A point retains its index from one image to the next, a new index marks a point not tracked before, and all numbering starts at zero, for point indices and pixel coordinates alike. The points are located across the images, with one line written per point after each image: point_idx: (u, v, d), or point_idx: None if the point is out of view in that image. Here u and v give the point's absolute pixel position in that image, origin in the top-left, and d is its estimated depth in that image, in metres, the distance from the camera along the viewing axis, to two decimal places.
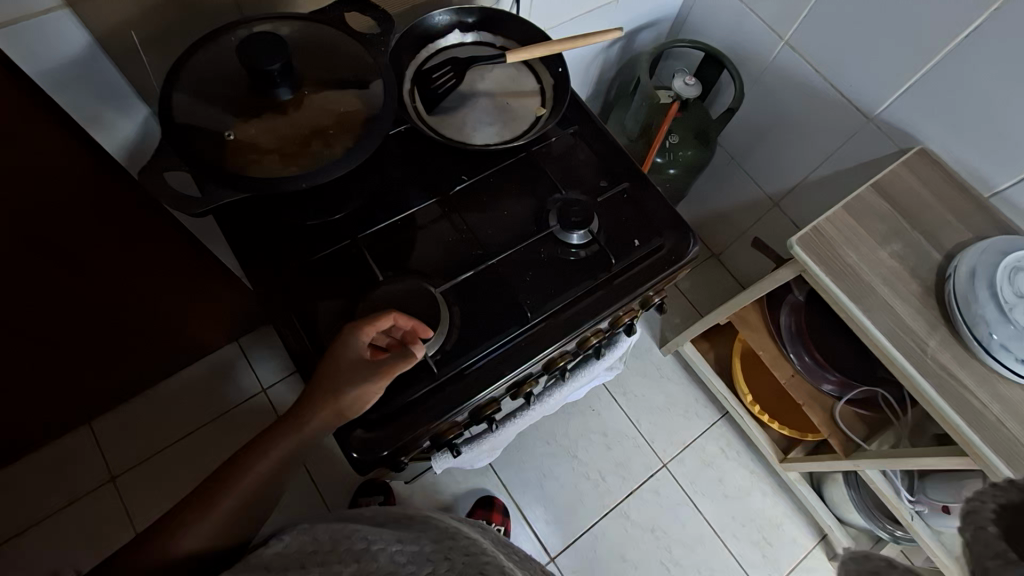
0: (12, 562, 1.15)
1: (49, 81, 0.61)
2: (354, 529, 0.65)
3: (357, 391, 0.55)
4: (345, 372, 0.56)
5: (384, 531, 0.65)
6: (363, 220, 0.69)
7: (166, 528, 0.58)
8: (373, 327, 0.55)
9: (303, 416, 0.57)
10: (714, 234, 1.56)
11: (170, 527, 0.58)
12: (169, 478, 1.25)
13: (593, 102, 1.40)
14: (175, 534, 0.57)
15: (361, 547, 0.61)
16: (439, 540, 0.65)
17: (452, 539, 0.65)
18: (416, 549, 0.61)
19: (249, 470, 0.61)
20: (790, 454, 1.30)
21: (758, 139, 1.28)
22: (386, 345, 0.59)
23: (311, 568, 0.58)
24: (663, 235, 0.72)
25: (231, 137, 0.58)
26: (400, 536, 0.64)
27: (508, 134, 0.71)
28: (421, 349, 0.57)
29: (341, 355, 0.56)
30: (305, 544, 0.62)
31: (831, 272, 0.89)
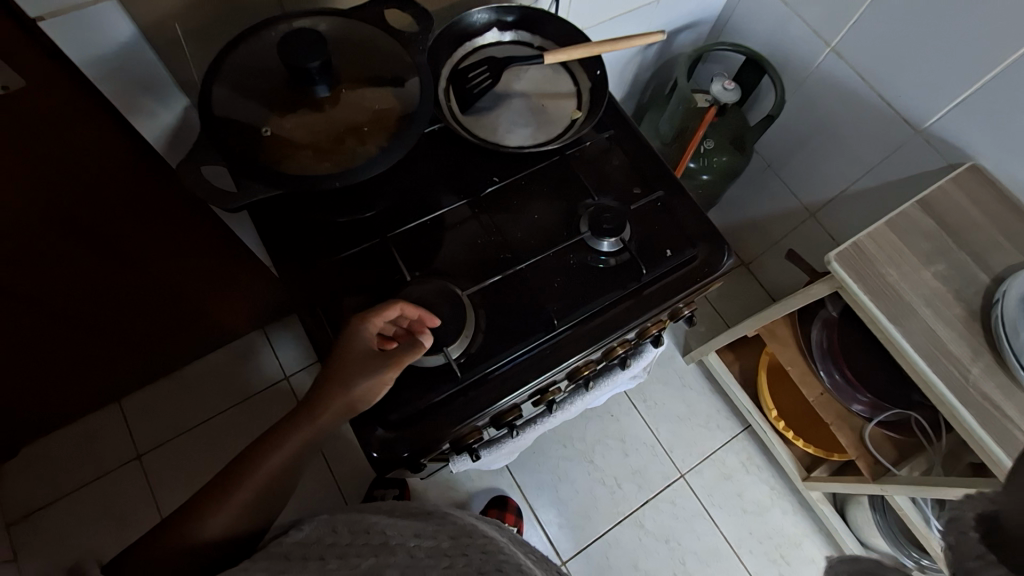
0: (44, 530, 1.19)
1: (102, 79, 0.63)
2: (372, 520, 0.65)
3: (368, 383, 0.55)
4: (355, 365, 0.55)
5: (403, 523, 0.66)
6: (393, 218, 0.69)
7: (183, 520, 0.58)
8: (379, 317, 0.56)
9: (317, 411, 0.57)
10: (746, 243, 1.52)
11: (190, 518, 0.58)
12: (194, 459, 1.28)
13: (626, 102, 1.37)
14: (194, 525, 0.58)
15: (380, 540, 0.62)
16: (456, 537, 0.64)
17: (470, 538, 0.65)
18: (432, 544, 0.62)
19: (264, 465, 0.61)
20: (814, 473, 1.26)
21: (797, 147, 1.25)
22: (393, 334, 0.59)
23: (329, 562, 0.58)
24: (695, 246, 0.70)
25: (267, 133, 0.58)
26: (419, 531, 0.64)
27: (542, 137, 0.70)
28: (430, 340, 0.58)
29: (351, 344, 0.56)
30: (323, 534, 0.63)
31: (868, 289, 0.85)
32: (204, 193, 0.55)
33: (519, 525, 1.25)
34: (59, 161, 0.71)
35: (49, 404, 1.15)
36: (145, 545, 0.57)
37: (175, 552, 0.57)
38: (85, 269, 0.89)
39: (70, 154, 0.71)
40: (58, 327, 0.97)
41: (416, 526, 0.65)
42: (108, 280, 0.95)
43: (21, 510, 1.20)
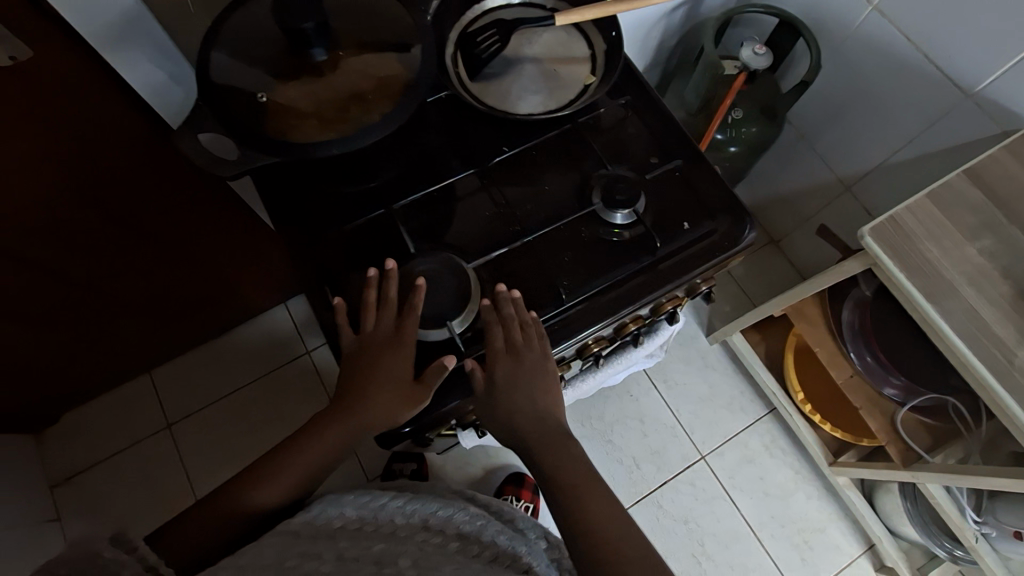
0: (83, 492, 1.25)
1: (111, 53, 0.64)
2: (380, 508, 0.64)
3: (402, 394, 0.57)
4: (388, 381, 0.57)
5: (412, 511, 0.65)
6: (398, 189, 0.66)
7: (218, 497, 0.59)
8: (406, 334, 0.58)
9: (355, 412, 0.58)
10: (775, 219, 1.46)
11: (224, 497, 0.58)
12: (221, 429, 1.32)
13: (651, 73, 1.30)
14: (229, 498, 0.58)
15: (390, 532, 0.61)
16: (464, 539, 0.62)
17: (477, 545, 0.61)
18: (439, 542, 0.60)
19: (297, 457, 0.61)
20: (841, 458, 1.22)
21: (834, 116, 1.17)
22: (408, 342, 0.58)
23: (338, 540, 0.56)
24: (714, 219, 0.67)
25: (264, 99, 0.57)
26: (427, 522, 0.63)
27: (553, 104, 0.67)
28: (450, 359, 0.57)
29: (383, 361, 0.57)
30: (332, 518, 0.60)
31: (905, 266, 0.80)
32: (204, 162, 0.54)
33: (535, 502, 1.25)
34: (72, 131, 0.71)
35: (82, 373, 1.20)
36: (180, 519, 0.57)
37: (208, 529, 0.56)
38: (106, 241, 0.91)
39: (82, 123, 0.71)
40: (80, 296, 0.99)
41: (424, 513, 0.65)
42: (127, 252, 0.96)
43: (63, 473, 1.27)
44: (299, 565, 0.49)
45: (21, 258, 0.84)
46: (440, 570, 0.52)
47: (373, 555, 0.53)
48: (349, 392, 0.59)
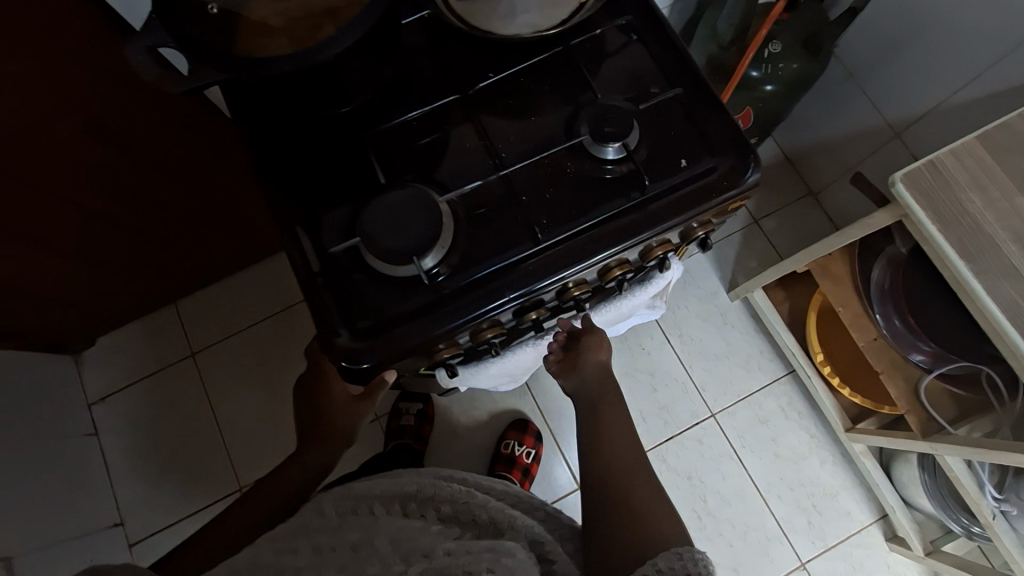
0: (119, 410, 1.34)
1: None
2: (362, 497, 0.58)
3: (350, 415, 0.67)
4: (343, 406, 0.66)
5: (394, 492, 0.59)
6: (373, 115, 0.63)
7: (225, 521, 0.66)
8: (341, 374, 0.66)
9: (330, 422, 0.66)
10: (815, 169, 1.35)
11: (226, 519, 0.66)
12: (239, 363, 1.37)
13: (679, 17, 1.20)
14: (239, 509, 0.67)
15: (369, 519, 0.55)
16: (447, 522, 0.57)
17: (460, 527, 0.56)
18: (422, 526, 0.55)
19: (288, 470, 0.68)
20: (860, 425, 1.16)
21: (894, 50, 1.06)
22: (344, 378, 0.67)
23: (317, 533, 0.53)
24: (717, 156, 0.61)
25: (214, 10, 0.52)
26: (407, 506, 0.58)
27: (544, 24, 0.60)
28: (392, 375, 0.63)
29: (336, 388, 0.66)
30: (309, 519, 0.55)
31: (939, 218, 0.71)
32: (155, 79, 0.51)
33: (537, 448, 1.27)
34: (49, 35, 0.71)
35: (110, 301, 1.26)
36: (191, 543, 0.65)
37: (218, 544, 0.64)
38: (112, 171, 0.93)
39: (58, 28, 0.71)
40: (88, 220, 1.01)
41: (402, 493, 0.59)
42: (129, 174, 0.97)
43: (99, 392, 1.35)
44: (275, 562, 0.50)
45: (19, 178, 0.85)
46: (419, 540, 0.51)
47: (351, 541, 0.51)
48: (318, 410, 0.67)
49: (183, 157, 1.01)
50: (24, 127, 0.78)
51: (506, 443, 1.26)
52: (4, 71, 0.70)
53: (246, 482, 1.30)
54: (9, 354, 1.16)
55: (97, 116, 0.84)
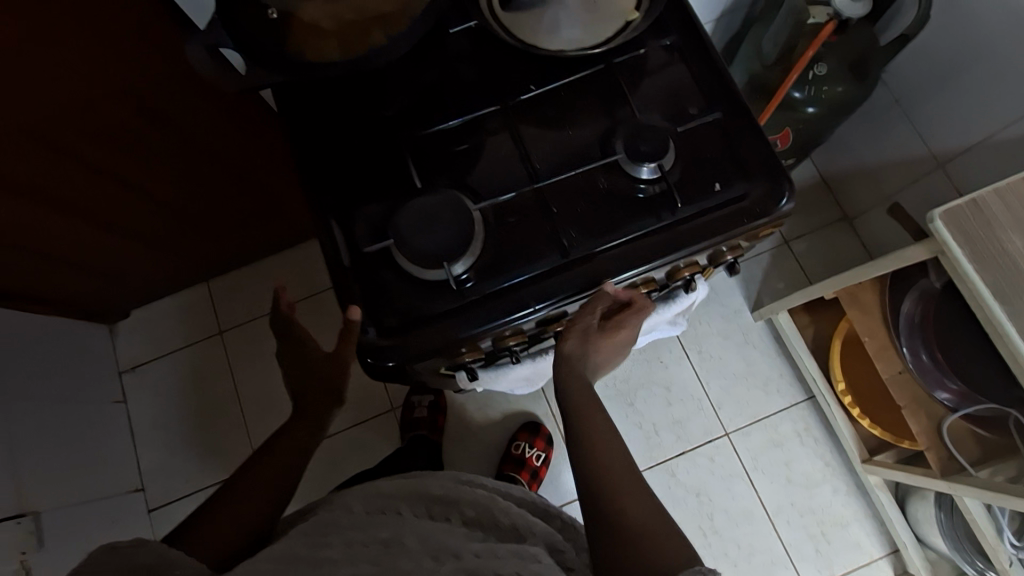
0: (148, 381, 1.40)
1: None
2: (390, 497, 0.59)
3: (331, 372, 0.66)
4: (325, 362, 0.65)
5: (419, 494, 0.59)
6: (414, 120, 0.65)
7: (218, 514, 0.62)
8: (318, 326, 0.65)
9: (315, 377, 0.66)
10: (852, 193, 1.32)
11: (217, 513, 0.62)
12: (264, 345, 1.41)
13: (721, 34, 1.19)
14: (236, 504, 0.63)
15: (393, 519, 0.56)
16: (471, 526, 0.58)
17: (485, 530, 0.57)
18: (447, 528, 0.56)
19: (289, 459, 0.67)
20: (877, 457, 1.15)
21: (945, 80, 1.03)
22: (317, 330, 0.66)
23: (346, 530, 0.54)
24: (750, 181, 0.60)
25: (273, 15, 0.55)
26: (433, 509, 0.58)
27: (589, 40, 0.62)
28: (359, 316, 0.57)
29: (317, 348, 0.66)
30: (334, 516, 0.56)
31: (977, 258, 0.70)
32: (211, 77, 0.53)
33: (548, 451, 1.28)
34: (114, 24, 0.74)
35: (147, 275, 1.31)
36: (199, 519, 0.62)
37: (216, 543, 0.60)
38: None
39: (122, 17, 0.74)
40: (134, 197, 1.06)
41: (425, 496, 0.59)
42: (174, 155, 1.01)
43: (130, 361, 1.41)
44: (307, 557, 0.50)
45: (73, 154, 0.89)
46: (444, 543, 0.52)
47: (382, 539, 0.52)
48: (313, 370, 0.66)
49: (228, 143, 1.04)
50: (81, 106, 0.82)
51: (517, 444, 1.28)
52: (69, 55, 0.74)
53: None
54: (50, 318, 1.22)
55: (144, 100, 0.87)
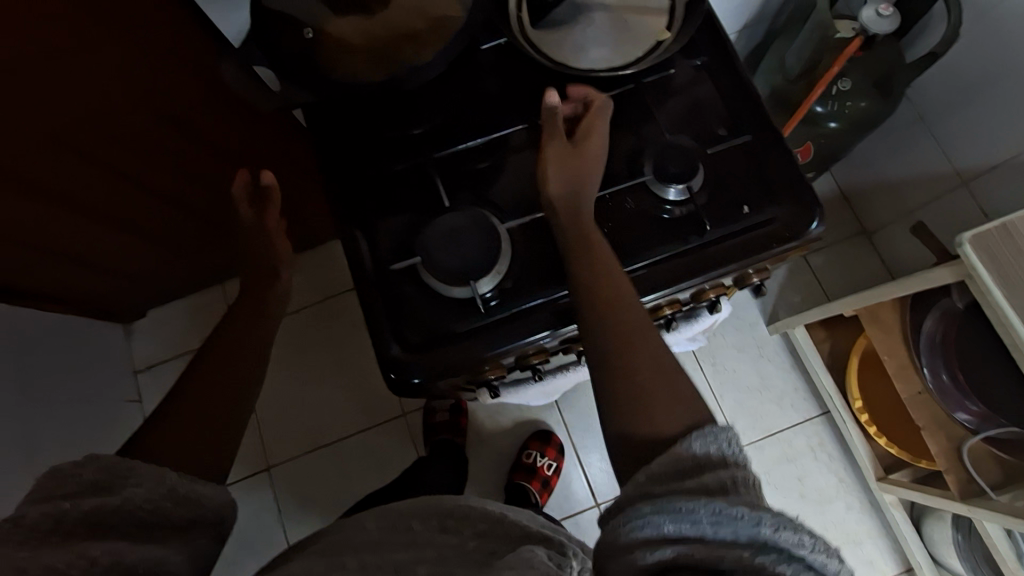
0: (163, 381, 1.41)
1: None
2: (403, 514, 0.58)
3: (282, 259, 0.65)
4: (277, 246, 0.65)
5: (432, 510, 0.58)
6: (441, 138, 0.65)
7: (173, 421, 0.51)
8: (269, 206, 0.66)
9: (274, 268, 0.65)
10: (871, 208, 1.31)
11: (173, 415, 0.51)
12: (277, 348, 1.41)
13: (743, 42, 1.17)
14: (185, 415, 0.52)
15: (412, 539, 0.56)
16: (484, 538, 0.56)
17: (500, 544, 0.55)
18: (458, 543, 0.54)
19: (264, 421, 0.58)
20: (892, 475, 1.14)
21: (970, 97, 1.02)
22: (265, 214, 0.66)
23: (365, 549, 0.54)
24: (778, 205, 0.60)
25: (310, 35, 0.57)
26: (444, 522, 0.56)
27: (618, 61, 0.62)
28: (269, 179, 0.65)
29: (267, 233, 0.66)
30: (354, 534, 0.56)
31: (1005, 283, 0.69)
32: None
33: (558, 461, 1.28)
34: None
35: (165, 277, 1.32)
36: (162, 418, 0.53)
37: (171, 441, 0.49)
38: None
39: None
40: (156, 202, 1.07)
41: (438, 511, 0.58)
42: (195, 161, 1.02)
43: (145, 361, 1.42)
44: None
45: (97, 160, 0.90)
46: (464, 565, 0.51)
47: (396, 562, 0.51)
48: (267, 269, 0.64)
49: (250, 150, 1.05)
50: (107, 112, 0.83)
51: (528, 453, 1.28)
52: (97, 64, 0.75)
53: (274, 464, 1.35)
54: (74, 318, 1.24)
55: (165, 101, 0.88)
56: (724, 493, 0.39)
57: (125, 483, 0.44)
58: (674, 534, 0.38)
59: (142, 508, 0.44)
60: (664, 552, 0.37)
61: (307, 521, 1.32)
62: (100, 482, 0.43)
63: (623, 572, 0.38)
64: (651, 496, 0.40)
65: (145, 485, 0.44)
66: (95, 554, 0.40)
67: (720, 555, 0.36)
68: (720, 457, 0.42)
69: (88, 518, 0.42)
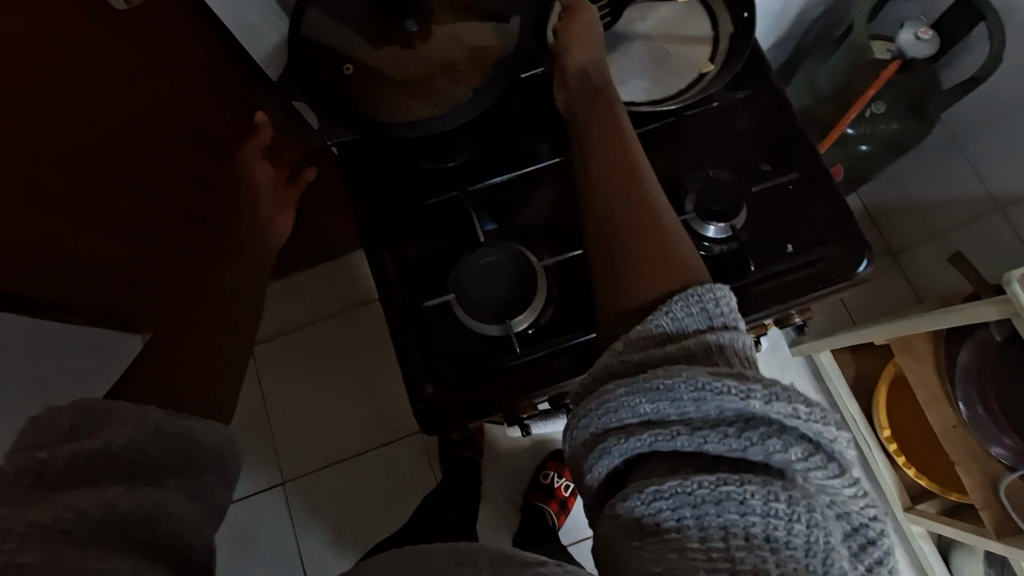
0: None
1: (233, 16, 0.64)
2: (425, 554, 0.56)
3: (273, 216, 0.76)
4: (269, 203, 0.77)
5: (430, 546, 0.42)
6: (477, 170, 0.65)
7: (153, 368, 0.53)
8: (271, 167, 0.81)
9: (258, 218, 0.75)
10: (901, 229, 1.27)
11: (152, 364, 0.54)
12: (293, 361, 1.40)
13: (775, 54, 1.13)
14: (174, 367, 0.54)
15: None
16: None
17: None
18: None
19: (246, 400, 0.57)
20: (921, 506, 1.11)
21: (1009, 120, 1.00)
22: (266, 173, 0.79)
23: None
24: (823, 244, 0.58)
25: (348, 71, 0.58)
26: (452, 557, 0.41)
27: (658, 94, 0.62)
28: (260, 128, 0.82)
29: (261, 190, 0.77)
30: None
31: None
32: None
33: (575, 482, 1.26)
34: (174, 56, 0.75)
35: None
36: (158, 363, 0.54)
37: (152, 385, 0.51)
38: None
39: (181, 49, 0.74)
40: None
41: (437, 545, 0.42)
42: None
43: None
44: None
45: None
46: None
47: None
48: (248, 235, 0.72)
49: None
50: None
51: (546, 473, 1.26)
52: None
53: (288, 479, 1.34)
54: None
55: None
56: (706, 366, 0.41)
57: (106, 426, 0.43)
58: (655, 417, 0.41)
59: (125, 450, 0.42)
60: (643, 433, 0.40)
61: (318, 538, 1.31)
62: (79, 428, 0.42)
63: (604, 447, 0.42)
64: (630, 378, 0.43)
65: (130, 423, 0.44)
66: (83, 505, 0.38)
67: (701, 434, 0.39)
68: (705, 341, 0.42)
69: (71, 465, 0.40)
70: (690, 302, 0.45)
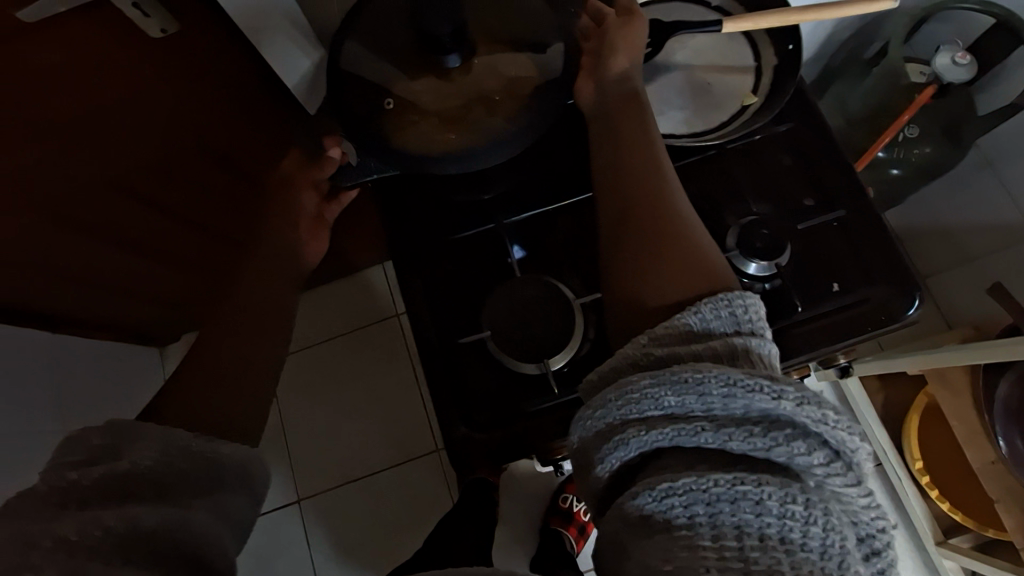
0: None
1: (270, 50, 0.64)
2: None
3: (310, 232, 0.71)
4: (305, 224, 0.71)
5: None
6: (513, 204, 0.65)
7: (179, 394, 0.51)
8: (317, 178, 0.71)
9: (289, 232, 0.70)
10: (930, 253, 1.24)
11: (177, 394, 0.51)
12: (309, 377, 1.40)
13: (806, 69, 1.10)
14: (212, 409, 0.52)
15: None
16: None
17: None
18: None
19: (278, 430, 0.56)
20: (953, 540, 1.08)
21: None
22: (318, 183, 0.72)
23: None
24: (870, 283, 0.57)
25: (389, 105, 0.57)
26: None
27: (700, 126, 0.61)
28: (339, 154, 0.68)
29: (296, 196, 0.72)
30: None
31: None
32: None
33: None
34: None
35: None
36: (186, 388, 0.52)
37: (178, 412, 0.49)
38: None
39: None
40: None
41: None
42: None
43: None
44: None
45: None
46: None
47: None
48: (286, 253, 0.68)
49: None
50: None
51: (564, 497, 1.24)
52: None
53: (304, 496, 1.33)
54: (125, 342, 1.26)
55: None
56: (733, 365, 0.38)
57: (134, 443, 0.42)
58: (678, 411, 0.38)
59: (152, 468, 0.42)
60: (663, 427, 0.38)
61: (333, 557, 1.30)
62: (109, 444, 0.42)
63: (615, 442, 0.40)
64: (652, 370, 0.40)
65: (153, 446, 0.43)
66: (108, 520, 0.37)
67: (726, 432, 0.37)
68: (736, 344, 0.40)
69: (100, 482, 0.40)
70: (723, 304, 0.43)
